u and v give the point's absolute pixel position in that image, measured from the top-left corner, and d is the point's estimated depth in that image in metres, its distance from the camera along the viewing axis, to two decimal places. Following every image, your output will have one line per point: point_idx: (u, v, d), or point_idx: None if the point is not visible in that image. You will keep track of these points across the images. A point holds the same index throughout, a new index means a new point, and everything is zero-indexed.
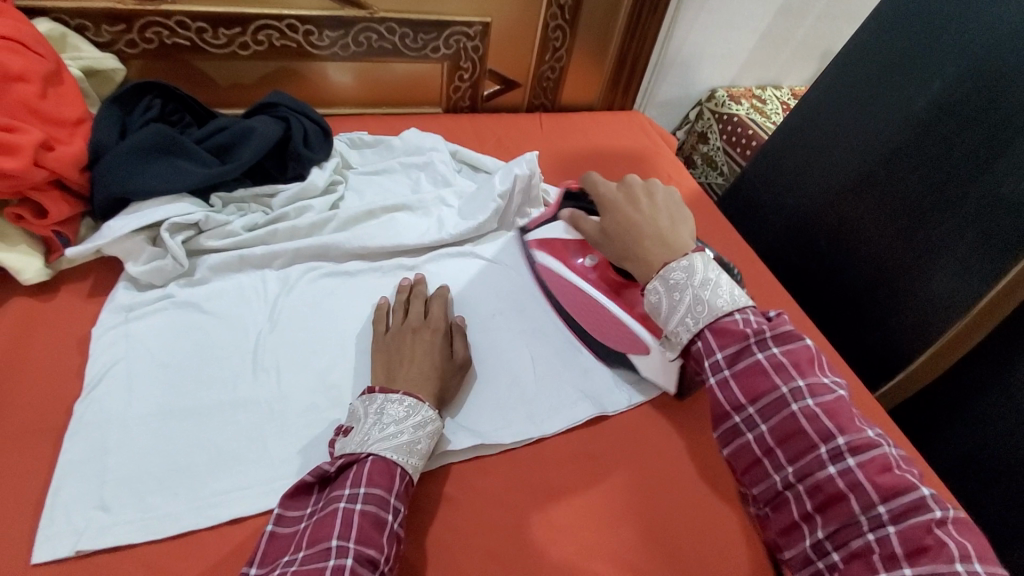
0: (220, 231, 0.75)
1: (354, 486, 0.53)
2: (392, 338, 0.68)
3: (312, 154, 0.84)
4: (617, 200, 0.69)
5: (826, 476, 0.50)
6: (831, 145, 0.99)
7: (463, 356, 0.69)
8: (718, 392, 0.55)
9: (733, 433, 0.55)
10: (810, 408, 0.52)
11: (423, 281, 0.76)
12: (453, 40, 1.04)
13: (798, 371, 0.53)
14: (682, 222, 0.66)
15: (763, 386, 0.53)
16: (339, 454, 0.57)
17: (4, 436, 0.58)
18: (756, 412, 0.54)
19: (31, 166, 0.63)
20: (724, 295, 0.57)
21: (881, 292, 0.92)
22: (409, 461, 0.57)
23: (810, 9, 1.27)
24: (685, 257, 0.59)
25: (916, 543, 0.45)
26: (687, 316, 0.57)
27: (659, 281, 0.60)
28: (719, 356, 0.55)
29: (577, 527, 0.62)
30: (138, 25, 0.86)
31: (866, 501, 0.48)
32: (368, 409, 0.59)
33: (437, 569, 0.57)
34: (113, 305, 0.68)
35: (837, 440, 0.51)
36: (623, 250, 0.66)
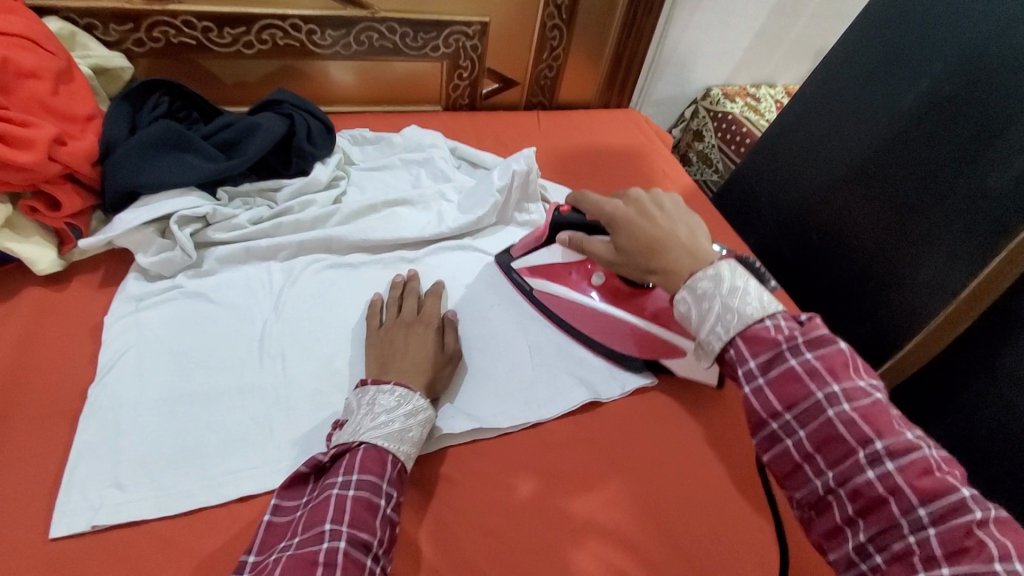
0: (227, 223, 0.77)
1: (347, 473, 0.54)
2: (386, 332, 0.70)
3: (316, 151, 0.86)
4: (627, 213, 0.65)
5: (866, 481, 0.46)
6: (823, 141, 1.01)
7: (455, 348, 0.71)
8: (752, 400, 0.51)
9: (770, 441, 0.51)
10: (847, 413, 0.48)
11: (416, 276, 0.78)
12: (453, 39, 1.07)
13: (833, 374, 0.49)
14: (697, 229, 0.62)
15: (797, 392, 0.49)
16: (334, 444, 0.58)
17: (21, 418, 0.60)
18: (793, 418, 0.50)
19: (44, 159, 0.65)
20: (754, 302, 0.52)
21: (872, 284, 0.94)
22: (401, 449, 0.58)
23: (802, 9, 1.29)
24: (711, 265, 0.55)
25: (955, 544, 0.42)
26: (719, 325, 0.53)
27: (686, 291, 0.56)
28: (751, 364, 0.51)
29: (573, 507, 0.64)
30: (145, 24, 0.88)
31: (908, 505, 0.44)
32: (361, 400, 0.61)
33: (438, 545, 0.60)
34: (124, 294, 0.70)
35: (875, 444, 0.46)
36: (645, 264, 0.61)
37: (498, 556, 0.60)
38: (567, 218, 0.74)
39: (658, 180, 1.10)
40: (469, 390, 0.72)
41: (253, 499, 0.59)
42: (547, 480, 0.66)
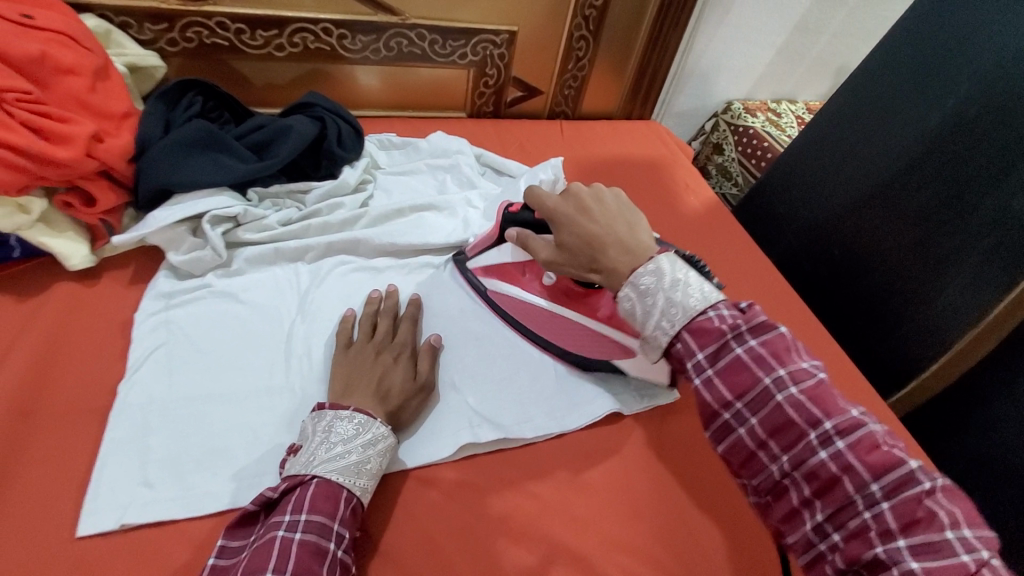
0: (257, 224, 0.77)
1: (295, 512, 0.52)
2: (353, 355, 0.67)
3: (345, 154, 0.87)
4: (568, 210, 0.65)
5: (818, 462, 0.48)
6: (847, 157, 1.01)
7: (428, 377, 0.68)
8: (704, 393, 0.52)
9: (724, 432, 0.52)
10: (795, 396, 0.49)
11: (394, 293, 0.75)
12: (480, 47, 1.07)
13: (777, 359, 0.51)
14: (637, 222, 0.63)
15: (745, 381, 0.51)
16: (286, 476, 0.56)
17: (52, 413, 0.60)
18: (744, 407, 0.51)
19: (83, 156, 0.65)
20: (696, 294, 0.54)
21: (892, 304, 0.94)
22: (357, 483, 0.56)
23: (826, 26, 1.30)
24: (651, 261, 0.57)
25: (909, 516, 0.44)
26: (663, 319, 0.55)
27: (629, 288, 0.57)
28: (700, 357, 0.52)
29: (597, 519, 0.63)
30: (180, 24, 0.89)
31: (860, 482, 0.46)
32: (316, 427, 0.58)
33: (462, 553, 0.59)
34: (154, 292, 0.70)
35: (825, 425, 0.48)
36: (588, 262, 0.62)
37: (522, 567, 0.59)
38: (516, 216, 0.72)
39: (681, 192, 1.10)
40: (495, 397, 0.72)
41: None
42: (572, 491, 0.65)
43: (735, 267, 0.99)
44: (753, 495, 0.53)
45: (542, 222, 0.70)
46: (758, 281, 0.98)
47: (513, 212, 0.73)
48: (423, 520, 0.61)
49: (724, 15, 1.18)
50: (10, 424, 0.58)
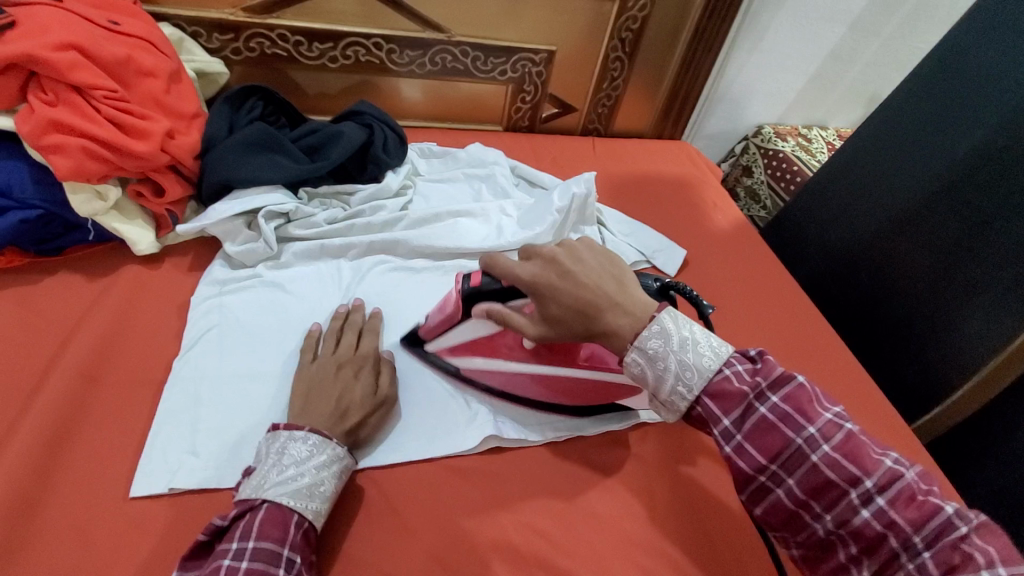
0: (306, 221, 0.83)
1: (243, 539, 0.51)
2: (315, 370, 0.66)
3: (389, 160, 0.92)
4: (549, 278, 0.58)
5: (861, 521, 0.48)
6: (879, 183, 1.02)
7: (388, 393, 0.68)
8: (737, 459, 0.52)
9: (761, 494, 0.52)
10: (829, 455, 0.49)
11: (360, 307, 0.75)
12: (520, 65, 1.13)
13: (804, 416, 0.50)
14: (623, 275, 0.60)
15: (776, 443, 0.51)
16: (236, 501, 0.55)
17: (112, 382, 0.65)
18: (780, 468, 0.51)
19: (157, 150, 0.71)
20: (707, 352, 0.54)
21: (917, 329, 0.95)
22: (309, 506, 0.55)
23: (858, 56, 1.32)
24: (655, 322, 0.55)
25: (947, 563, 0.45)
26: (679, 385, 0.54)
27: (637, 352, 0.55)
28: (727, 423, 0.52)
29: (615, 516, 0.65)
30: (244, 35, 0.96)
31: (904, 537, 0.47)
32: (270, 447, 0.58)
33: (485, 540, 0.61)
34: (209, 278, 0.76)
35: (864, 483, 0.48)
36: (585, 330, 0.57)
37: (544, 556, 0.61)
38: (481, 287, 0.64)
39: (709, 210, 1.13)
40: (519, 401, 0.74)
41: None
42: (593, 488, 0.67)
43: (760, 284, 1.01)
44: (795, 549, 0.54)
45: (510, 288, 0.62)
46: (784, 299, 0.99)
47: (475, 282, 0.65)
48: (451, 505, 0.64)
49: (756, 41, 1.22)
50: (77, 391, 0.63)
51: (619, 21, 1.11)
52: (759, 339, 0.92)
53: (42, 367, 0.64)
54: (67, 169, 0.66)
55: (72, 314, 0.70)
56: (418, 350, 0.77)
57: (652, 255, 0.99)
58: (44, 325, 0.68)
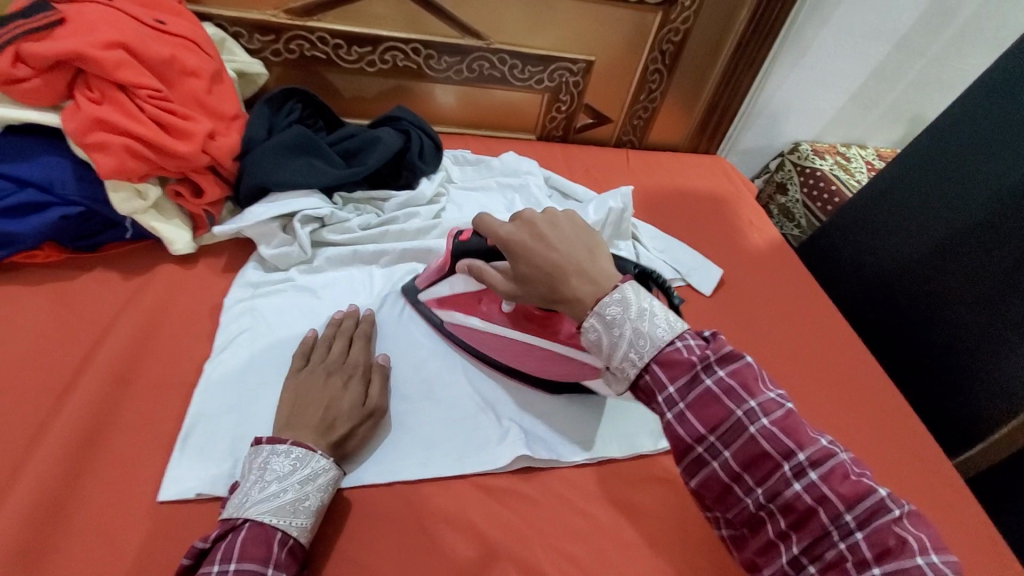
0: (340, 226, 0.82)
1: (224, 561, 0.49)
2: (303, 378, 0.65)
3: (424, 167, 0.91)
4: (523, 239, 0.58)
5: (793, 494, 0.46)
6: (923, 208, 0.98)
7: (378, 403, 0.66)
8: (677, 427, 0.49)
9: (697, 465, 0.49)
10: (766, 428, 0.47)
11: (354, 313, 0.74)
12: (557, 74, 1.11)
13: (748, 390, 0.48)
14: (597, 247, 0.58)
15: (717, 413, 0.48)
16: (219, 521, 0.53)
17: (145, 383, 0.65)
18: (718, 439, 0.48)
19: (198, 151, 0.71)
20: (663, 324, 0.51)
21: (961, 361, 0.91)
22: (294, 523, 0.53)
23: (903, 76, 1.28)
24: (616, 289, 0.52)
25: (881, 545, 0.43)
26: (631, 352, 0.51)
27: (595, 318, 0.53)
28: (672, 390, 0.49)
29: (649, 546, 0.63)
30: (285, 37, 0.96)
31: (834, 512, 0.44)
32: (252, 463, 0.56)
33: (515, 563, 0.59)
34: (243, 281, 0.76)
35: (798, 457, 0.46)
36: (549, 293, 0.56)
37: None
38: (468, 245, 0.67)
39: (745, 229, 1.10)
40: (549, 418, 0.72)
41: (345, 491, 0.62)
42: (625, 514, 0.65)
43: (798, 306, 0.98)
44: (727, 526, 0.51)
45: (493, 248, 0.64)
46: (822, 323, 0.96)
47: (462, 240, 0.68)
48: (480, 525, 0.62)
49: (799, 57, 1.19)
50: (110, 390, 0.62)
51: (660, 33, 1.09)
52: (797, 365, 0.89)
53: (76, 365, 0.64)
54: (110, 168, 0.66)
55: (107, 313, 0.69)
56: (450, 363, 0.75)
57: (686, 272, 0.97)
58: (80, 322, 0.68)
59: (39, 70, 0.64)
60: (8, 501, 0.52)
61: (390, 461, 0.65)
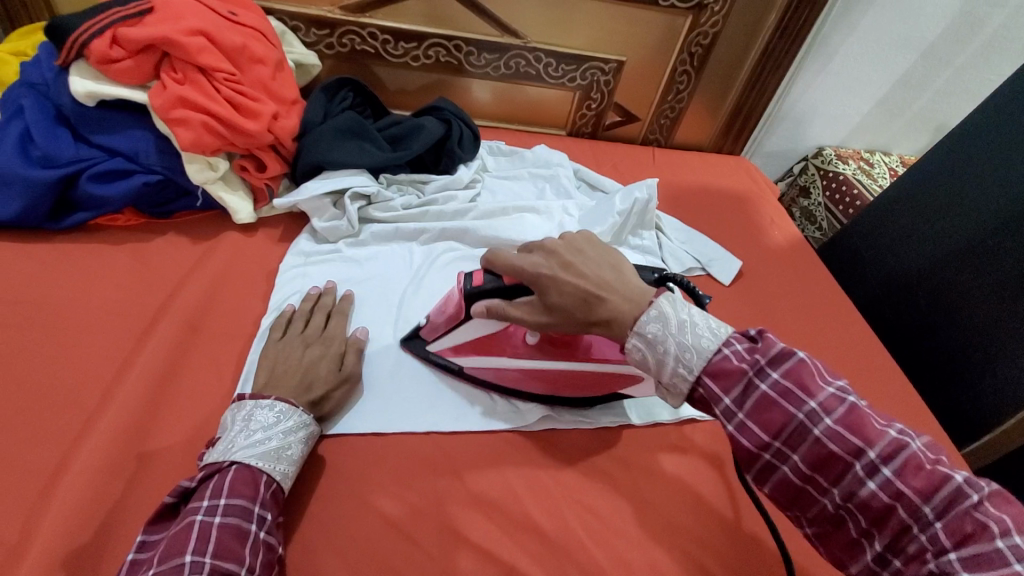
0: (385, 205, 0.90)
1: (213, 497, 0.53)
2: (283, 346, 0.69)
3: (463, 154, 0.98)
4: (551, 268, 0.60)
5: (868, 493, 0.46)
6: (941, 214, 1.02)
7: (353, 369, 0.71)
8: (740, 438, 0.51)
9: (767, 472, 0.51)
10: (831, 428, 0.48)
11: (332, 290, 0.78)
12: (589, 73, 1.17)
13: (805, 391, 0.49)
14: (621, 263, 0.62)
15: (778, 418, 0.49)
16: (203, 466, 0.58)
17: (212, 334, 0.72)
18: (783, 444, 0.50)
19: (264, 130, 0.79)
20: (706, 333, 0.53)
21: (975, 357, 0.94)
22: (277, 468, 0.58)
23: (929, 84, 1.31)
24: (652, 305, 0.55)
25: (960, 532, 0.43)
26: (680, 366, 0.53)
27: (636, 337, 0.55)
28: (728, 401, 0.51)
29: (663, 503, 0.68)
30: (338, 31, 1.04)
31: (913, 507, 0.45)
32: (236, 416, 0.61)
33: (539, 510, 0.65)
34: (296, 249, 0.83)
35: (868, 455, 0.47)
36: (585, 317, 0.58)
37: (593, 532, 0.64)
38: (482, 286, 0.66)
39: (766, 227, 1.14)
40: None
41: (385, 438, 0.68)
42: (643, 475, 0.70)
43: (814, 300, 1.02)
44: (808, 528, 0.52)
45: (514, 284, 0.64)
46: (836, 317, 1.00)
47: (477, 282, 0.67)
48: (508, 474, 0.67)
49: (825, 63, 1.23)
50: (183, 337, 0.70)
51: (690, 36, 1.14)
52: (811, 355, 0.93)
53: (152, 315, 0.72)
54: (189, 141, 0.74)
55: (178, 271, 0.77)
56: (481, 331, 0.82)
57: (707, 263, 1.02)
58: (155, 278, 0.76)
59: (131, 52, 0.72)
60: (99, 424, 0.60)
61: (425, 414, 0.71)
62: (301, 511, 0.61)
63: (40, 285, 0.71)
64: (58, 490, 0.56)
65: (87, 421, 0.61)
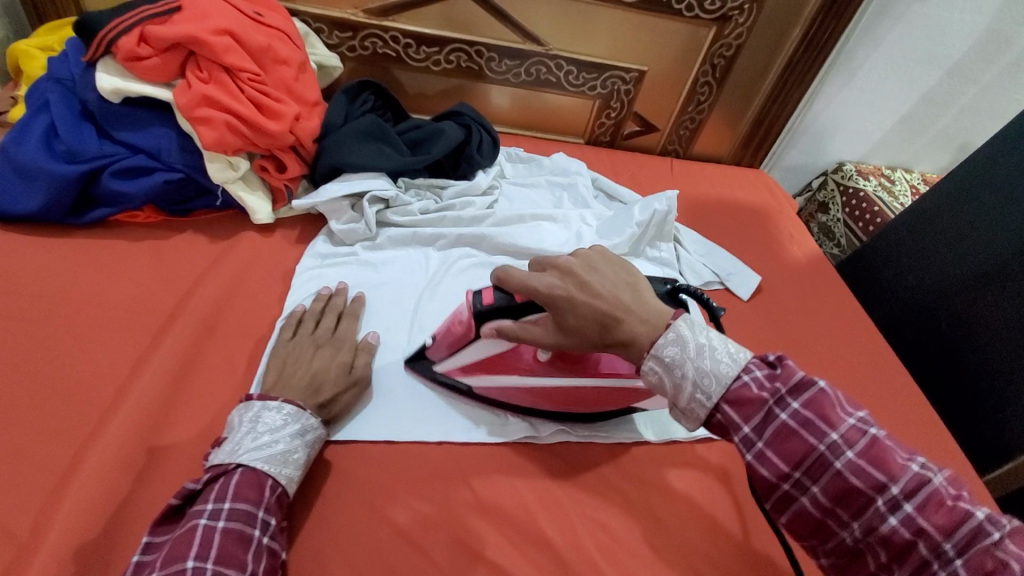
0: (403, 209, 0.89)
1: (218, 501, 0.53)
2: (292, 346, 0.69)
3: (481, 160, 0.97)
4: (567, 288, 0.58)
5: (889, 528, 0.45)
6: (961, 237, 1.00)
7: (363, 373, 0.70)
8: (758, 466, 0.50)
9: (785, 502, 0.50)
10: (853, 461, 0.47)
11: (343, 290, 0.78)
12: (610, 82, 1.16)
13: (827, 421, 0.48)
14: (635, 280, 0.60)
15: (798, 448, 0.48)
16: (209, 467, 0.57)
17: (228, 334, 0.72)
18: (803, 475, 0.48)
19: (285, 131, 0.79)
20: (724, 357, 0.53)
21: (999, 384, 0.92)
22: (283, 472, 0.58)
23: (953, 102, 1.29)
24: (670, 329, 0.55)
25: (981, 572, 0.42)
26: (698, 392, 0.53)
27: (654, 360, 0.55)
28: (747, 430, 0.51)
29: (678, 523, 0.66)
30: (361, 34, 1.04)
31: (935, 544, 0.44)
32: (243, 416, 0.60)
33: (551, 525, 0.64)
34: (313, 252, 0.83)
35: (890, 489, 0.45)
36: (603, 339, 0.57)
37: (606, 550, 0.63)
38: (493, 305, 0.63)
39: (785, 242, 1.12)
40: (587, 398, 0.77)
41: (397, 446, 0.68)
42: (657, 492, 0.69)
43: (833, 319, 1.00)
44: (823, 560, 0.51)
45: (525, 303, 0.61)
46: (856, 337, 0.98)
47: (488, 301, 0.63)
48: (521, 487, 0.66)
49: (848, 77, 1.22)
50: (198, 336, 0.69)
51: (713, 47, 1.13)
52: (829, 375, 0.91)
53: (168, 313, 0.71)
54: (212, 140, 0.74)
55: (195, 270, 0.77)
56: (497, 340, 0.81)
57: (725, 277, 1.01)
58: (173, 276, 0.76)
59: (159, 50, 0.73)
60: (113, 421, 0.60)
61: (439, 422, 0.70)
62: (312, 518, 0.61)
63: (58, 280, 0.71)
64: (70, 488, 0.55)
65: (100, 418, 0.61)
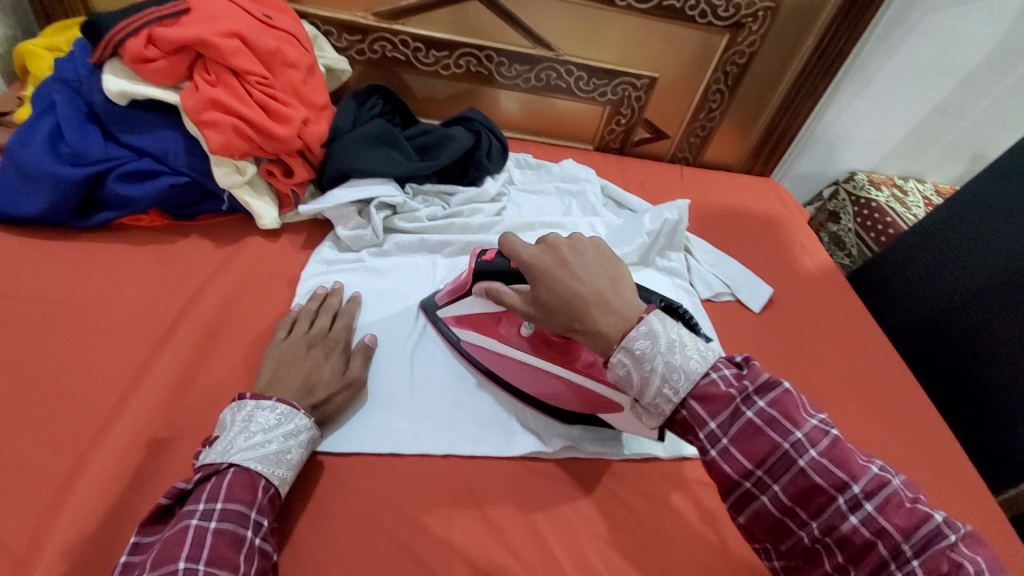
0: (410, 215, 0.88)
1: (210, 500, 0.51)
2: (286, 348, 0.68)
3: (490, 166, 0.96)
4: (545, 264, 0.57)
5: (849, 527, 0.46)
6: (969, 249, 0.99)
7: (358, 374, 0.69)
8: (721, 463, 0.50)
9: (745, 500, 0.50)
10: (817, 460, 0.47)
11: (339, 290, 0.77)
12: (621, 88, 1.15)
13: (792, 421, 0.49)
14: (622, 275, 0.57)
15: (761, 447, 0.49)
16: (199, 467, 0.56)
17: (232, 341, 0.70)
18: (765, 473, 0.49)
19: (293, 135, 0.77)
20: (694, 355, 0.52)
21: (1012, 401, 0.90)
22: (276, 472, 0.56)
23: (967, 112, 1.27)
24: (642, 321, 0.52)
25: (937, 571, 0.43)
26: (666, 387, 0.51)
27: (623, 353, 0.52)
28: (714, 426, 0.50)
29: (686, 542, 0.65)
30: (370, 37, 1.03)
31: (893, 544, 0.45)
32: (235, 416, 0.58)
33: (558, 542, 0.62)
34: (319, 257, 0.82)
35: (851, 489, 0.46)
36: (569, 323, 0.55)
37: (613, 569, 0.62)
38: (491, 264, 0.67)
39: (796, 252, 1.11)
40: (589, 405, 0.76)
41: (402, 458, 0.66)
42: (666, 510, 0.67)
43: (845, 332, 0.98)
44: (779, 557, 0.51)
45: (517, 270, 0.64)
46: (868, 351, 0.96)
47: (488, 259, 0.68)
48: (527, 503, 0.65)
49: (861, 87, 1.21)
50: (202, 343, 0.68)
51: (726, 55, 1.12)
52: (841, 389, 0.89)
53: (171, 319, 0.70)
54: (219, 144, 0.73)
55: (199, 275, 0.76)
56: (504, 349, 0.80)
57: (736, 288, 0.99)
58: (177, 281, 0.74)
59: (166, 52, 0.72)
60: (114, 430, 0.59)
61: (444, 433, 0.69)
62: (313, 532, 0.59)
63: (61, 283, 0.70)
64: (68, 498, 0.54)
65: (100, 426, 0.60)
